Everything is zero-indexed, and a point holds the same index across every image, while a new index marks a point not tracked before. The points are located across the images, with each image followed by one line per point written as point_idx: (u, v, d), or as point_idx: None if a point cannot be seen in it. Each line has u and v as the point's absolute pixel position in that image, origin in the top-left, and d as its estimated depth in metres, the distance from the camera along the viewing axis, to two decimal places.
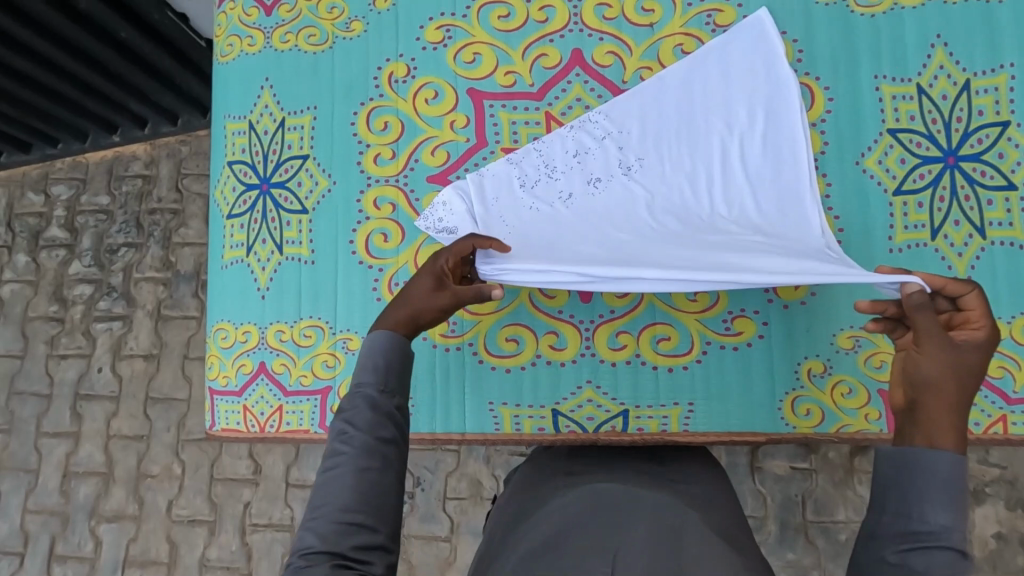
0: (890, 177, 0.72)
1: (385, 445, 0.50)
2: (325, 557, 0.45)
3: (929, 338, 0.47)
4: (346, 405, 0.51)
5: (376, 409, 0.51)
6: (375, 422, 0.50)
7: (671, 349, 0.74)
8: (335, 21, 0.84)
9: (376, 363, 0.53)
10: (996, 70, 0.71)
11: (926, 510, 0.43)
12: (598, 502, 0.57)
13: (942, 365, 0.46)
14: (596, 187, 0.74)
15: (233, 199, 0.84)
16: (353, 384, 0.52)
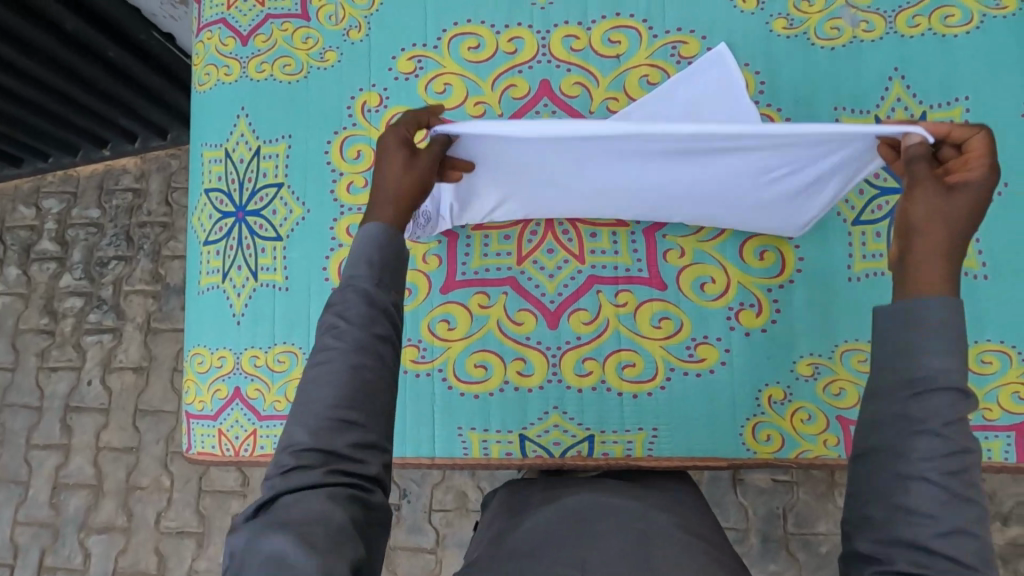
0: (849, 207, 0.74)
1: (381, 342, 0.46)
2: (317, 460, 0.42)
3: (922, 184, 0.47)
4: (336, 298, 0.47)
5: (372, 304, 0.46)
6: (369, 317, 0.46)
7: (636, 375, 0.76)
8: (309, 51, 0.85)
9: (370, 258, 0.47)
10: (951, 104, 0.73)
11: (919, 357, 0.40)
12: (571, 513, 0.57)
13: (933, 209, 0.45)
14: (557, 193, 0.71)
15: (210, 226, 0.85)
16: (346, 277, 0.47)
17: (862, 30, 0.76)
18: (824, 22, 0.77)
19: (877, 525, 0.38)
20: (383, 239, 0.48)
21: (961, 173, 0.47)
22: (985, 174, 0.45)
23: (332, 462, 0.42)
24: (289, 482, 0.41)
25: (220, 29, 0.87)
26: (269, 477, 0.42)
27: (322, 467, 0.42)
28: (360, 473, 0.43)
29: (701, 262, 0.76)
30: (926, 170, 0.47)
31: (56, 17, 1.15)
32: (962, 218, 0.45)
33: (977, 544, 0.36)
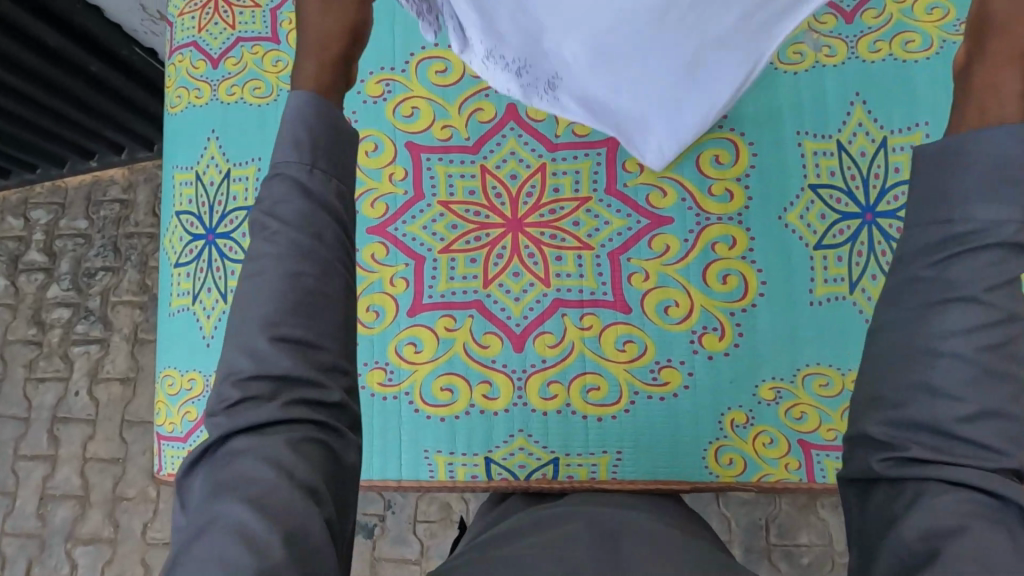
0: (812, 231, 0.75)
1: (323, 246, 0.45)
2: (269, 392, 0.42)
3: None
4: (267, 193, 0.46)
5: (308, 198, 0.45)
6: (308, 214, 0.45)
7: (600, 399, 0.76)
8: (279, 74, 0.86)
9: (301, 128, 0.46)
10: (911, 128, 0.74)
11: (968, 207, 0.40)
12: (540, 519, 0.59)
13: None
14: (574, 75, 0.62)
15: (181, 247, 0.86)
16: (274, 166, 0.46)
17: (824, 55, 0.76)
18: (786, 46, 0.77)
19: (891, 407, 0.40)
20: (310, 112, 0.47)
21: None
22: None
23: (286, 394, 0.42)
24: (240, 419, 0.41)
25: (191, 52, 0.88)
26: (215, 414, 0.42)
27: (276, 399, 0.42)
28: (316, 405, 0.43)
29: (665, 285, 0.76)
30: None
31: (37, 33, 1.12)
32: None
33: (1004, 425, 0.38)
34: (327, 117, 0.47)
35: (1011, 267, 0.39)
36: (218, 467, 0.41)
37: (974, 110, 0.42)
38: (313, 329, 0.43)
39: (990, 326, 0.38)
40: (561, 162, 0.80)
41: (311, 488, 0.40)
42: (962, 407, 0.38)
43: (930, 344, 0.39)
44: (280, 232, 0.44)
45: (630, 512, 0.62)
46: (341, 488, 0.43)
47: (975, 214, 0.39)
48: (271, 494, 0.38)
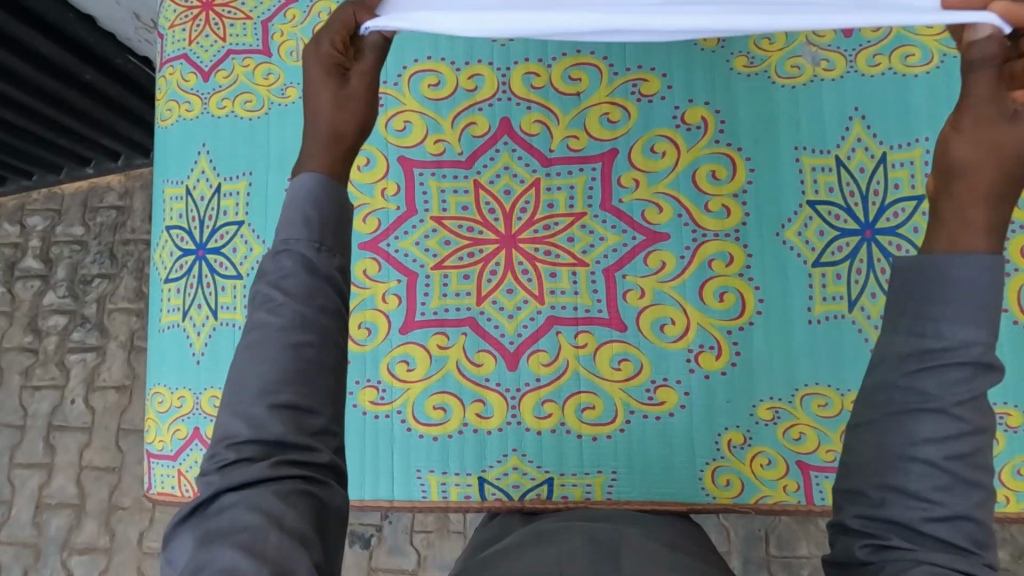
0: (810, 248, 0.73)
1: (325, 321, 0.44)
2: (260, 452, 0.41)
3: (980, 106, 0.41)
4: (271, 266, 0.45)
5: (312, 273, 0.44)
6: (312, 290, 0.44)
7: (595, 418, 0.75)
8: (271, 87, 0.85)
9: (308, 211, 0.45)
10: (912, 144, 0.73)
11: (943, 325, 0.38)
12: (540, 532, 0.57)
13: (987, 136, 0.40)
14: None
15: (171, 263, 0.85)
16: (280, 242, 0.45)
17: (823, 68, 0.75)
18: (784, 60, 0.76)
19: (871, 505, 0.39)
20: (321, 195, 0.46)
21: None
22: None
23: (277, 455, 0.41)
24: (230, 479, 0.40)
25: (181, 64, 0.87)
26: (208, 473, 0.41)
27: (267, 460, 0.41)
28: (307, 464, 0.41)
29: (661, 303, 0.75)
30: (990, 79, 0.41)
31: (31, 43, 1.11)
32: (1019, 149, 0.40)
33: (974, 528, 0.37)
34: (338, 198, 0.47)
35: (981, 384, 0.38)
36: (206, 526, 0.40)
37: (941, 240, 0.41)
38: (310, 400, 0.42)
39: (958, 438, 0.37)
40: (556, 177, 0.78)
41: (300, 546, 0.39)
42: (935, 509, 0.37)
43: (904, 449, 0.38)
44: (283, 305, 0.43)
45: (628, 529, 0.59)
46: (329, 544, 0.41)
47: (951, 333, 0.38)
48: (257, 554, 0.37)
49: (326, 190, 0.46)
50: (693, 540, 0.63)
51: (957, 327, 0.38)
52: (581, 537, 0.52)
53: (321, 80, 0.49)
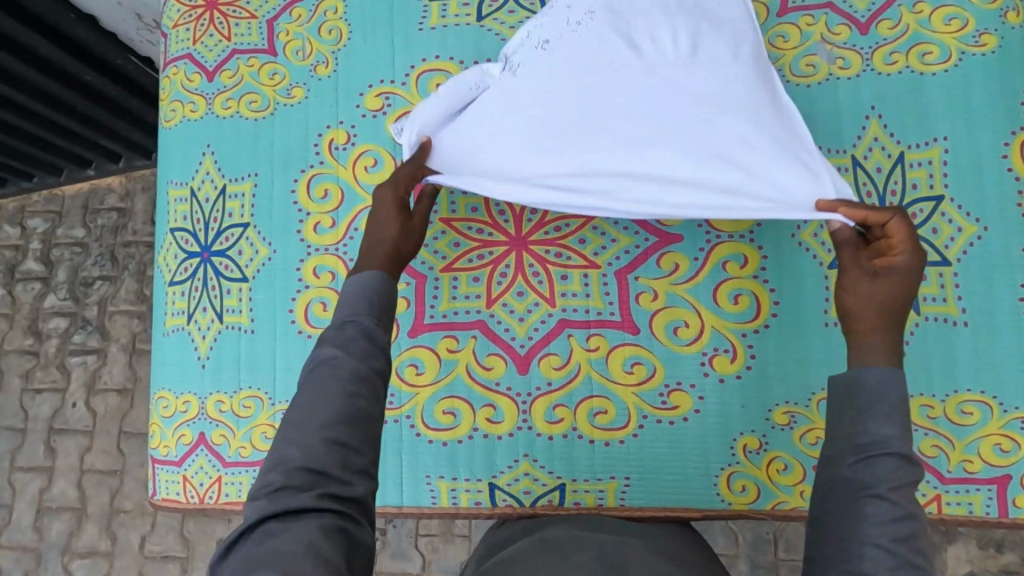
0: (826, 250, 0.72)
1: (376, 376, 0.51)
2: (308, 481, 0.46)
3: (851, 273, 0.55)
4: (336, 335, 0.53)
5: (370, 340, 0.53)
6: (367, 352, 0.52)
7: (607, 423, 0.74)
8: (276, 87, 0.84)
9: (370, 301, 0.55)
10: (930, 143, 0.71)
11: (869, 424, 0.47)
12: (548, 541, 0.56)
13: (861, 290, 0.54)
14: (548, 48, 0.70)
15: (175, 266, 0.83)
16: (346, 316, 0.54)
17: (838, 66, 0.74)
18: (799, 58, 0.75)
19: None
20: (379, 285, 0.57)
21: (890, 259, 0.54)
22: (915, 260, 0.53)
23: (321, 486, 0.46)
24: (277, 505, 0.45)
25: (185, 64, 0.86)
26: (258, 497, 0.46)
27: (312, 490, 0.45)
28: (348, 496, 0.46)
29: (674, 305, 0.74)
30: (851, 256, 0.56)
31: (29, 44, 1.10)
32: (890, 300, 0.53)
33: None
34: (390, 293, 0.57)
35: (908, 473, 0.45)
36: (252, 545, 0.43)
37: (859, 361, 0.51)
38: (358, 441, 0.48)
39: (898, 522, 0.44)
40: None
41: (336, 570, 0.42)
42: None
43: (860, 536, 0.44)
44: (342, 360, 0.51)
45: (636, 541, 0.58)
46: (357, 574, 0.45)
47: (872, 431, 0.47)
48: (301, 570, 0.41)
49: (386, 285, 0.57)
50: (699, 552, 0.63)
51: (874, 427, 0.47)
52: (589, 552, 0.51)
53: (389, 209, 0.64)
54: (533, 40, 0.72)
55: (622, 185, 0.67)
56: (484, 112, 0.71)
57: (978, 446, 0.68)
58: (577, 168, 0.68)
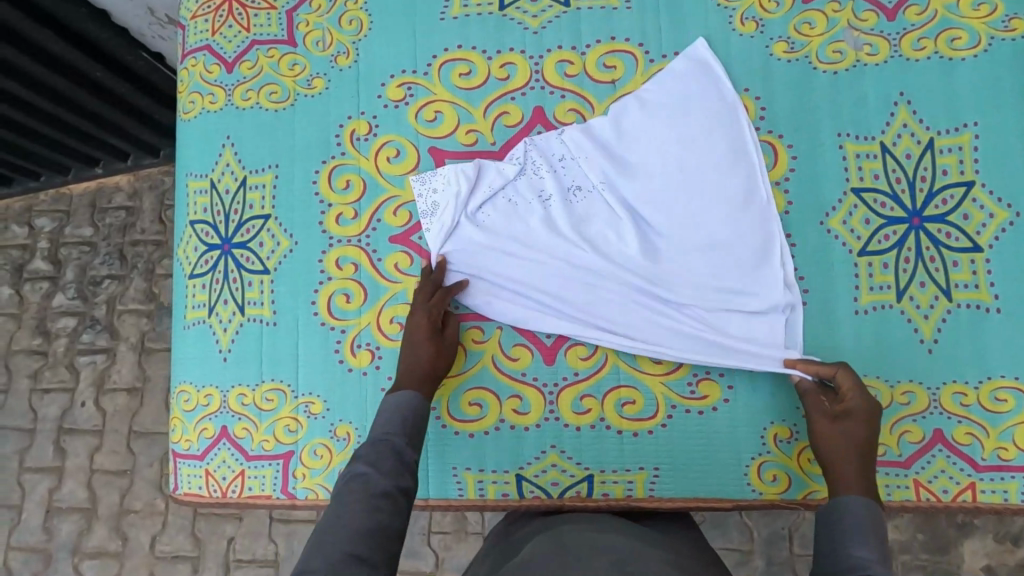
0: (855, 237, 0.71)
1: (400, 492, 0.58)
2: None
3: (818, 419, 0.66)
4: (373, 451, 0.61)
5: (400, 458, 0.61)
6: (395, 470, 0.60)
7: (636, 413, 0.73)
8: (296, 78, 0.83)
9: (404, 417, 0.65)
10: (960, 129, 0.71)
11: (849, 547, 0.55)
12: (564, 547, 0.57)
13: (831, 433, 0.64)
14: (576, 195, 0.77)
15: (195, 258, 0.83)
16: (382, 434, 0.64)
17: (866, 53, 0.74)
18: (826, 45, 0.74)
19: None
20: (415, 404, 0.67)
21: (845, 402, 0.65)
22: (864, 401, 0.64)
23: None
24: None
25: (204, 56, 0.85)
26: None
27: None
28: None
29: None
30: (814, 398, 0.67)
31: (39, 40, 1.09)
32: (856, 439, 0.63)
33: None
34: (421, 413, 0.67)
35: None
36: None
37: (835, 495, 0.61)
38: (371, 553, 0.52)
39: None
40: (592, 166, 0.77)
41: None
42: None
43: None
44: (374, 478, 0.58)
45: (652, 552, 0.59)
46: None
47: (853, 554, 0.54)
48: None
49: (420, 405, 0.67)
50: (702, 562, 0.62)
51: (853, 550, 0.55)
52: (609, 560, 0.53)
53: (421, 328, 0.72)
54: (568, 182, 0.78)
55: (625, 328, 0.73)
56: (514, 241, 0.76)
57: (1011, 433, 0.67)
58: (579, 303, 0.74)
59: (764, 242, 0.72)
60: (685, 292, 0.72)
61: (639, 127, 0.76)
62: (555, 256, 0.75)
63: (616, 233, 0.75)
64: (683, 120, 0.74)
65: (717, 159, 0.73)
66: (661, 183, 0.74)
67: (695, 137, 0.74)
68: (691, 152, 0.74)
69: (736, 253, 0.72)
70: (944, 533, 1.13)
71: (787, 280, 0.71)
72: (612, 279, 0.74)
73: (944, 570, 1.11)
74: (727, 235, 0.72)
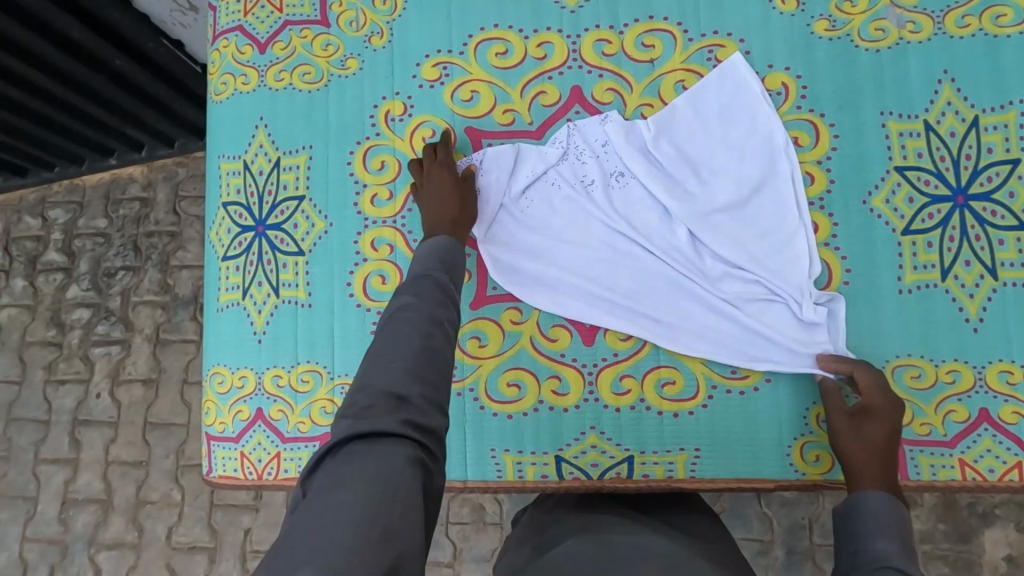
0: (898, 216, 0.71)
1: (447, 323, 0.55)
2: (390, 407, 0.47)
3: (835, 416, 0.67)
4: (414, 285, 0.58)
5: (443, 291, 0.59)
6: (440, 301, 0.57)
7: (676, 394, 0.73)
8: (330, 58, 0.82)
9: (440, 259, 0.64)
10: (1005, 107, 0.71)
11: (869, 541, 0.55)
12: (611, 554, 0.55)
13: (848, 432, 0.65)
14: (618, 181, 0.77)
15: (228, 241, 0.82)
16: (421, 271, 0.61)
17: (908, 31, 0.74)
18: (868, 22, 0.75)
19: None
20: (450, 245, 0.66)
21: (863, 399, 0.66)
22: (882, 400, 0.65)
23: (404, 414, 0.47)
24: (361, 428, 0.45)
25: (236, 37, 0.84)
26: (345, 419, 0.46)
27: (396, 415, 0.46)
28: (425, 431, 0.47)
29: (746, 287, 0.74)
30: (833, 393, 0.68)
31: (58, 24, 1.03)
32: (873, 436, 0.64)
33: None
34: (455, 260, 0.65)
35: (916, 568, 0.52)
36: (339, 462, 0.43)
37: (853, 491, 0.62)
38: (433, 375, 0.50)
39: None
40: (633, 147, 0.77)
41: (414, 494, 0.42)
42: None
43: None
44: (418, 304, 0.55)
45: (699, 560, 0.57)
46: (431, 506, 0.45)
47: (872, 546, 0.54)
48: (384, 483, 0.41)
49: (451, 248, 0.66)
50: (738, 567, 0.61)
51: (873, 544, 0.54)
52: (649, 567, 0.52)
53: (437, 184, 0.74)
54: (608, 168, 0.77)
55: (663, 318, 0.73)
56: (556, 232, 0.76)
57: None
58: (619, 292, 0.74)
59: (797, 253, 0.72)
60: (717, 304, 0.73)
61: (679, 118, 0.76)
62: (597, 243, 0.76)
63: (655, 219, 0.75)
64: (715, 135, 0.75)
65: (747, 175, 0.74)
66: (702, 172, 0.75)
67: (725, 152, 0.75)
68: (721, 169, 0.75)
69: (766, 268, 0.72)
70: (966, 523, 1.12)
71: (815, 293, 0.71)
72: (652, 268, 0.74)
73: (967, 560, 1.10)
74: (755, 249, 0.73)
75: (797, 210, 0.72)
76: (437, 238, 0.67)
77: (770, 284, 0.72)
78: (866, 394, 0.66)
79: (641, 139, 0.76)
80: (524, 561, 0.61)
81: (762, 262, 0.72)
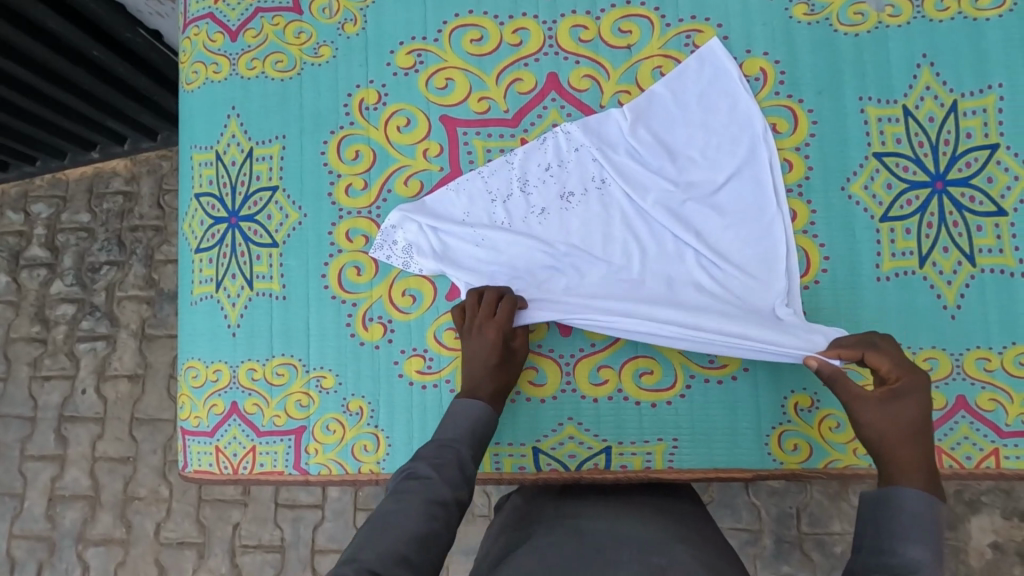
0: (877, 203, 0.71)
1: (457, 504, 0.56)
2: None
3: (864, 403, 0.59)
4: (435, 452, 0.59)
5: (462, 468, 0.59)
6: (458, 481, 0.57)
7: (654, 383, 0.72)
8: (303, 46, 0.81)
9: (471, 429, 0.63)
10: (984, 91, 0.71)
11: (897, 544, 0.49)
12: (584, 537, 0.60)
13: (876, 418, 0.58)
14: (570, 201, 0.75)
15: (201, 233, 0.81)
16: (444, 439, 0.61)
17: (888, 14, 0.73)
18: (847, 7, 0.74)
19: None
20: (483, 418, 0.64)
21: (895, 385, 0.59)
22: (915, 383, 0.59)
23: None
24: None
25: (207, 24, 0.83)
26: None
27: None
28: None
29: None
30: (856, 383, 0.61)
31: (37, 17, 1.01)
32: (910, 424, 0.57)
33: None
34: (478, 432, 0.64)
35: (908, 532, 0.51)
36: None
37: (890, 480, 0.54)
38: (424, 560, 0.50)
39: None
40: (609, 134, 0.76)
41: None
42: None
43: None
44: (434, 483, 0.55)
45: (673, 543, 0.58)
46: None
47: (902, 552, 0.49)
48: None
49: (486, 415, 0.65)
50: (730, 562, 0.60)
51: (906, 548, 0.49)
52: (626, 554, 0.56)
53: (493, 357, 0.68)
54: (556, 188, 0.76)
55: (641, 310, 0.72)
56: (518, 241, 0.75)
57: None
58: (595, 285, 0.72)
59: (773, 242, 0.71)
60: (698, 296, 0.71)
61: (655, 110, 0.75)
62: (571, 242, 0.75)
63: (632, 211, 0.74)
64: (690, 121, 0.74)
65: (721, 163, 0.73)
66: (679, 161, 0.74)
67: (700, 139, 0.74)
68: (696, 157, 0.74)
69: (742, 258, 0.71)
70: (952, 510, 1.12)
71: (794, 283, 0.70)
72: (628, 261, 0.73)
73: (953, 547, 1.11)
74: (729, 239, 0.72)
75: (773, 195, 0.71)
76: (472, 403, 0.65)
77: (745, 275, 0.71)
78: (898, 378, 0.59)
79: (618, 128, 0.76)
80: (501, 554, 0.61)
81: (735, 251, 0.72)
